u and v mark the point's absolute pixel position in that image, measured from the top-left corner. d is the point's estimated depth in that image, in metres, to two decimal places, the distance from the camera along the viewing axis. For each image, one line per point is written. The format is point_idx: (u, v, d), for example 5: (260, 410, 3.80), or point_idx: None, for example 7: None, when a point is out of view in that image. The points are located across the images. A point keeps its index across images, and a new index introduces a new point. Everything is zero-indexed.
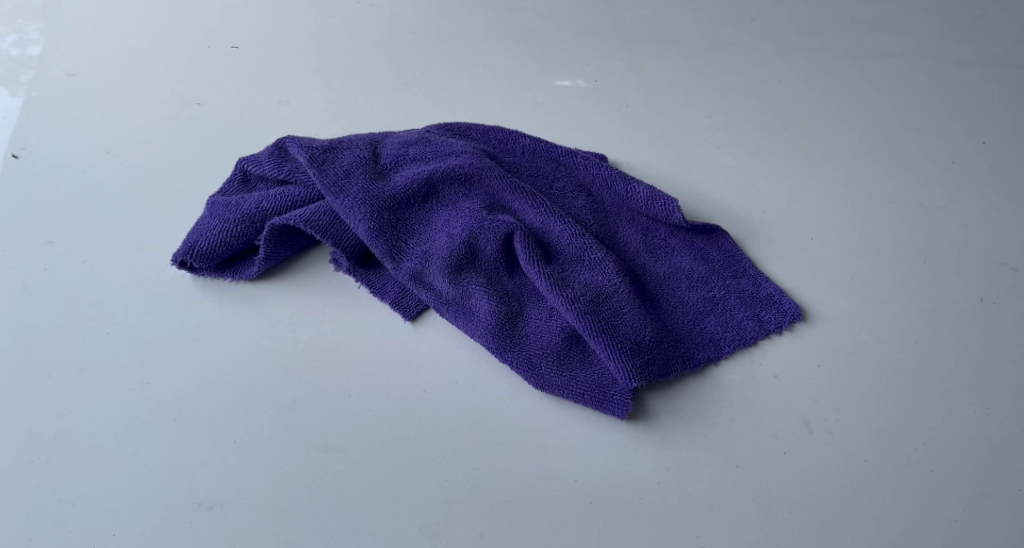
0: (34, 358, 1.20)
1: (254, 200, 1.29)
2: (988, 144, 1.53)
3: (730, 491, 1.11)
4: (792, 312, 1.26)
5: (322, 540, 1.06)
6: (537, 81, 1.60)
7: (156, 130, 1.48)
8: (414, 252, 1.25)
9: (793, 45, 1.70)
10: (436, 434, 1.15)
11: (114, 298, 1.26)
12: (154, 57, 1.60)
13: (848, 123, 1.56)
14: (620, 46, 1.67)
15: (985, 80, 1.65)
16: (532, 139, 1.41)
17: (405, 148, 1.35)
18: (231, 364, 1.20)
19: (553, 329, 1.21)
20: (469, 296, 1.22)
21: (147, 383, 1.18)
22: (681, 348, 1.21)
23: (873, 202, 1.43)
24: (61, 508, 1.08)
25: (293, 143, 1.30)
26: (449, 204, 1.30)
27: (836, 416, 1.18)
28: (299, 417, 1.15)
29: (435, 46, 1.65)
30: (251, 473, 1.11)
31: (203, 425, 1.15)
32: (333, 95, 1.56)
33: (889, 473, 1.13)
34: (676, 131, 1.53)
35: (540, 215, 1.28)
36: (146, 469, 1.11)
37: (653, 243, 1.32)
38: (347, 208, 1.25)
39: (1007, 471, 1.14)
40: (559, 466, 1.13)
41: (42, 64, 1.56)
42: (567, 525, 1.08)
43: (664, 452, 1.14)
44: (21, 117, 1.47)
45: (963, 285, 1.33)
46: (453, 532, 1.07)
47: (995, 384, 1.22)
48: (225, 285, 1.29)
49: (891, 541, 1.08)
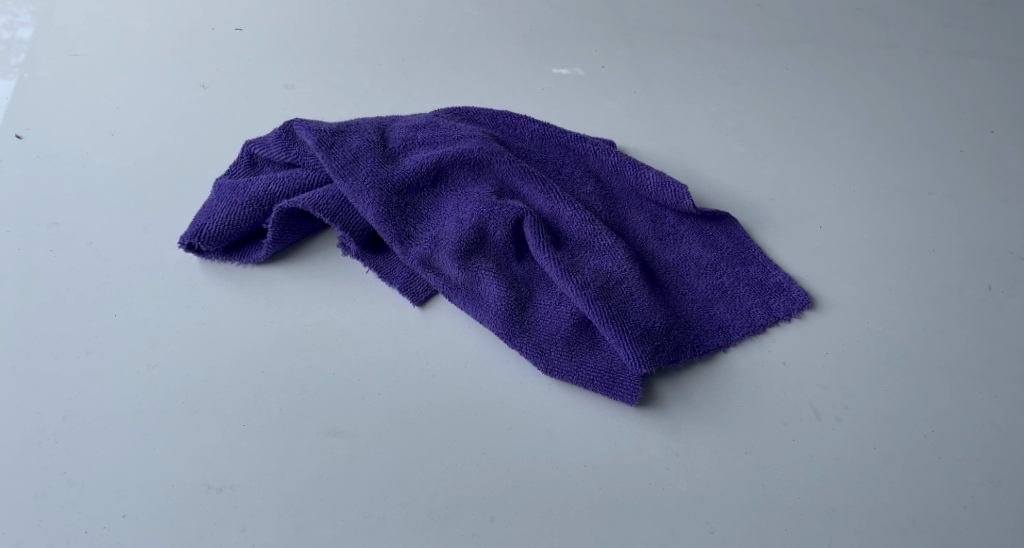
0: (36, 344, 1.18)
1: (263, 183, 1.28)
2: (994, 133, 1.54)
3: (739, 477, 1.12)
4: (801, 300, 1.26)
5: (331, 523, 1.06)
6: (543, 68, 1.59)
7: (160, 113, 1.46)
8: (423, 236, 1.25)
9: (800, 32, 1.70)
10: (444, 419, 1.14)
11: (118, 280, 1.25)
12: (155, 39, 1.58)
13: (854, 112, 1.56)
14: (623, 34, 1.67)
15: (991, 68, 1.66)
16: (541, 124, 1.41)
17: (414, 132, 1.34)
18: (240, 346, 1.19)
19: (563, 315, 1.20)
20: (478, 281, 1.21)
21: (155, 365, 1.17)
22: (691, 334, 1.21)
23: (881, 190, 1.44)
24: (71, 490, 1.08)
25: (300, 126, 1.29)
26: (458, 189, 1.30)
27: (843, 403, 1.18)
28: (308, 402, 1.15)
29: (439, 31, 1.64)
30: (260, 456, 1.10)
31: (211, 408, 1.14)
32: (338, 78, 1.54)
33: (897, 460, 1.14)
34: (683, 119, 1.53)
35: (550, 200, 1.28)
36: (155, 451, 1.10)
37: (662, 230, 1.32)
38: (355, 193, 1.24)
39: (1013, 458, 1.15)
40: (569, 451, 1.13)
41: (37, 46, 1.53)
42: (576, 509, 1.08)
43: (672, 438, 1.14)
44: (18, 99, 1.45)
45: (970, 273, 1.33)
46: (463, 515, 1.07)
47: (1002, 371, 1.23)
48: (233, 268, 1.28)
49: (898, 526, 1.09)
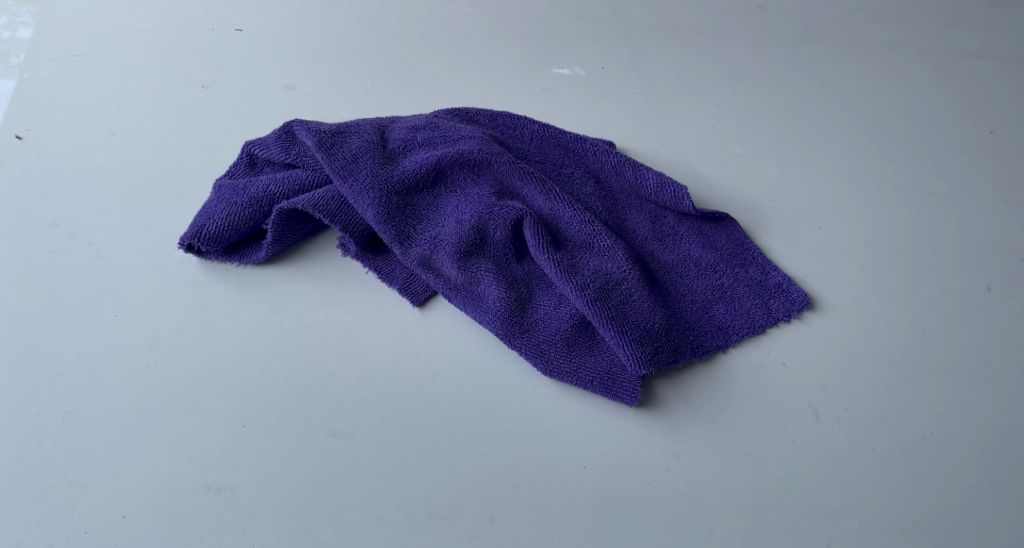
0: (36, 345, 1.19)
1: (262, 183, 1.28)
2: (995, 133, 1.54)
3: (739, 478, 1.12)
4: (800, 300, 1.26)
5: (331, 523, 1.06)
6: (543, 68, 1.60)
7: (160, 113, 1.46)
8: (422, 237, 1.25)
9: (800, 32, 1.70)
10: (444, 420, 1.14)
11: (118, 281, 1.25)
12: (155, 39, 1.58)
13: (855, 112, 1.56)
14: (623, 34, 1.67)
15: (991, 68, 1.66)
16: (541, 125, 1.41)
17: (413, 133, 1.34)
18: (240, 347, 1.19)
19: (563, 316, 1.20)
20: (478, 282, 1.21)
21: (155, 366, 1.17)
22: (690, 335, 1.21)
23: (881, 191, 1.44)
24: (71, 490, 1.08)
25: (300, 127, 1.29)
26: (458, 190, 1.30)
27: (843, 404, 1.18)
28: (308, 402, 1.15)
29: (439, 31, 1.64)
30: (260, 457, 1.10)
31: (211, 408, 1.14)
32: (338, 79, 1.55)
33: (896, 460, 1.14)
34: (683, 119, 1.53)
35: (550, 201, 1.28)
36: (155, 452, 1.10)
37: (662, 231, 1.32)
38: (355, 193, 1.24)
39: (1013, 459, 1.16)
40: (569, 451, 1.13)
41: (38, 46, 1.53)
42: (575, 510, 1.08)
43: (672, 438, 1.14)
44: (19, 99, 1.45)
45: (969, 273, 1.33)
46: (463, 516, 1.07)
47: (1002, 372, 1.23)
48: (232, 268, 1.28)
49: (898, 527, 1.09)
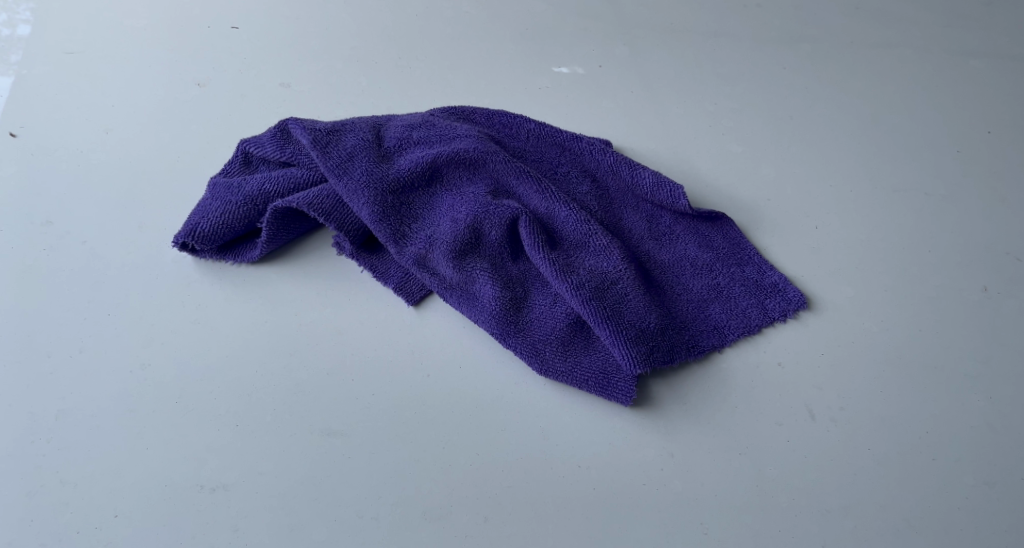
0: (31, 343, 1.18)
1: (257, 181, 1.27)
2: (992, 133, 1.54)
3: (734, 478, 1.11)
4: (797, 300, 1.26)
5: (324, 523, 1.06)
6: (541, 66, 1.59)
7: (156, 110, 1.46)
8: (418, 236, 1.24)
9: (799, 31, 1.69)
10: (439, 419, 1.14)
11: (113, 279, 1.25)
12: (152, 37, 1.57)
13: (853, 112, 1.56)
14: (621, 32, 1.66)
15: (990, 67, 1.65)
16: (537, 123, 1.40)
17: (409, 131, 1.33)
18: (234, 346, 1.19)
19: (558, 316, 1.20)
20: (473, 281, 1.21)
21: (149, 364, 1.17)
22: (686, 335, 1.20)
23: (878, 191, 1.43)
24: (63, 490, 1.07)
25: (295, 125, 1.29)
26: (453, 188, 1.29)
27: (839, 404, 1.18)
28: (303, 402, 1.14)
29: (436, 29, 1.63)
30: (254, 456, 1.10)
31: (205, 407, 1.14)
32: (335, 77, 1.54)
33: (892, 461, 1.14)
34: (681, 118, 1.53)
35: (546, 200, 1.27)
36: (148, 451, 1.10)
37: (658, 230, 1.32)
38: (350, 192, 1.24)
39: (1009, 460, 1.15)
40: (563, 451, 1.12)
41: (34, 43, 1.53)
42: (570, 510, 1.08)
43: (668, 438, 1.14)
44: (15, 97, 1.45)
45: (967, 273, 1.33)
46: (457, 515, 1.07)
47: (998, 372, 1.23)
48: (227, 267, 1.27)
49: (893, 527, 1.09)
